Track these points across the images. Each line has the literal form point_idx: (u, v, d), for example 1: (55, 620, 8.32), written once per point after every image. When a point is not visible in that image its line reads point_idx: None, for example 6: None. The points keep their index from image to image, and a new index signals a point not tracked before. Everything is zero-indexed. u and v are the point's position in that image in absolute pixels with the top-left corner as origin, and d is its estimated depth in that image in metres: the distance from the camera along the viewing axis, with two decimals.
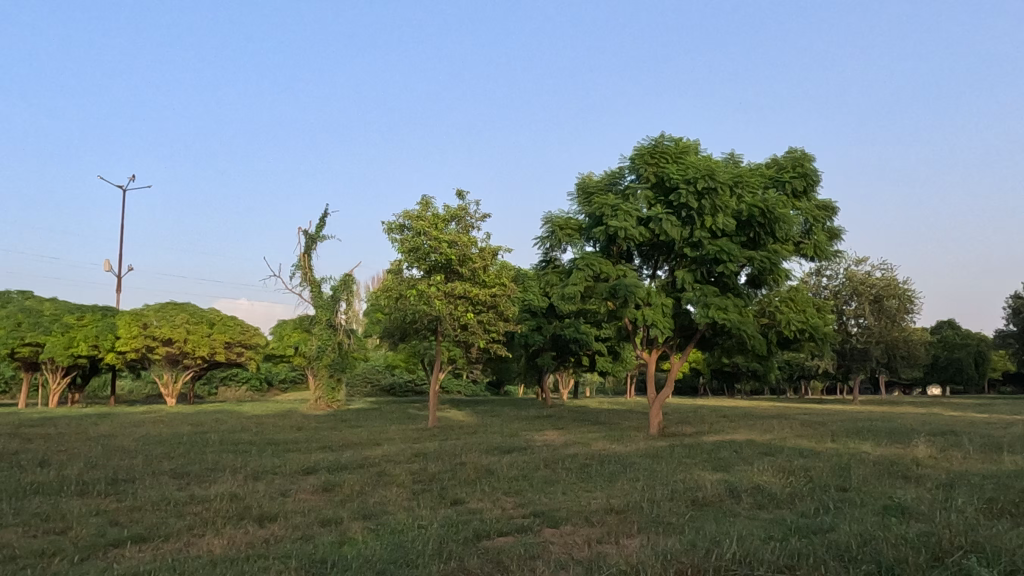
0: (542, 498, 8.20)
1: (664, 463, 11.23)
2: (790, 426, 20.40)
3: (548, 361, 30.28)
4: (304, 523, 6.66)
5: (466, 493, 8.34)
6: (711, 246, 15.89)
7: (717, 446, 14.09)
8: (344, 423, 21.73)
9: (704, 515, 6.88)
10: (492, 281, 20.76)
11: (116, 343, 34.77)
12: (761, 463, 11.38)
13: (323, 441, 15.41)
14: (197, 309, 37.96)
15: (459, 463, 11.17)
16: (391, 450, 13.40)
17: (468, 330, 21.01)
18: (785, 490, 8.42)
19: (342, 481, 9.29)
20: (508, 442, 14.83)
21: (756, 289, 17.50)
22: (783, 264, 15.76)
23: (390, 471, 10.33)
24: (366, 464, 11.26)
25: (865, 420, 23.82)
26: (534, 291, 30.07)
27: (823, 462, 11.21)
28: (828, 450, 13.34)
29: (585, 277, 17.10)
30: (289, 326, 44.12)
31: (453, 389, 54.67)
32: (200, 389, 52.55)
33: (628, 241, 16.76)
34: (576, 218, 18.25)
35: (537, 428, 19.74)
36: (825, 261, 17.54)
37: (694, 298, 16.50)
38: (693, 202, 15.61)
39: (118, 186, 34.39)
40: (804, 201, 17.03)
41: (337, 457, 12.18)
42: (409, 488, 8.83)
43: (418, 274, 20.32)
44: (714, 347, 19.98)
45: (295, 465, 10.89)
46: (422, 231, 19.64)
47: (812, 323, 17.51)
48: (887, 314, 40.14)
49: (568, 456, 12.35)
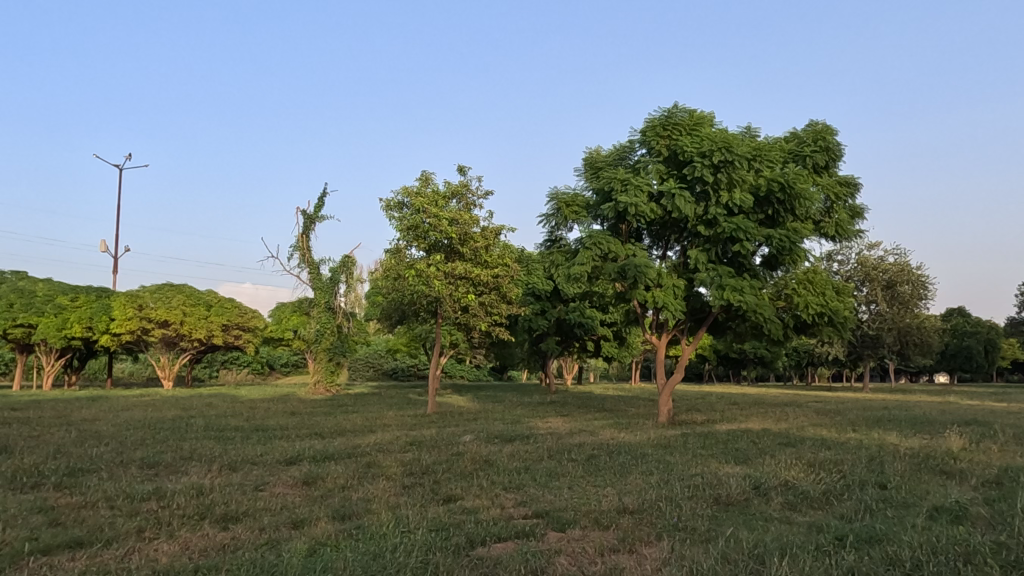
0: (546, 495, 7.32)
1: (677, 455, 10.39)
2: (806, 415, 19.50)
3: (552, 346, 29.37)
4: (274, 524, 5.80)
5: (461, 489, 7.47)
6: (727, 223, 14.93)
7: (733, 436, 13.20)
8: (340, 408, 20.91)
9: (734, 519, 6.00)
10: (494, 262, 19.83)
11: (111, 325, 33.98)
12: (783, 455, 10.51)
13: (315, 428, 14.57)
14: (194, 292, 37.15)
15: (456, 453, 10.31)
16: (384, 438, 12.55)
17: (469, 312, 20.12)
18: (818, 487, 7.55)
19: (326, 473, 8.44)
20: (510, 430, 13.98)
21: (774, 270, 16.53)
22: (804, 243, 14.79)
23: (381, 461, 9.47)
24: (356, 453, 10.40)
25: (881, 409, 22.95)
26: (538, 274, 29.10)
27: (851, 455, 10.33)
28: (853, 441, 12.47)
29: (593, 256, 16.19)
30: (287, 309, 43.44)
31: (456, 374, 53.92)
32: (201, 372, 51.77)
33: (638, 218, 15.81)
34: (583, 194, 17.30)
35: (541, 414, 18.91)
36: (847, 241, 16.55)
37: (707, 279, 15.57)
38: (708, 177, 14.65)
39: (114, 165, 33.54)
40: (825, 176, 16.04)
41: (326, 445, 11.34)
42: (399, 482, 7.95)
43: (418, 254, 19.41)
44: (727, 331, 19.06)
45: (279, 454, 10.05)
46: (422, 208, 18.73)
47: (832, 307, 16.56)
48: (900, 300, 39.17)
49: (574, 445, 11.51)
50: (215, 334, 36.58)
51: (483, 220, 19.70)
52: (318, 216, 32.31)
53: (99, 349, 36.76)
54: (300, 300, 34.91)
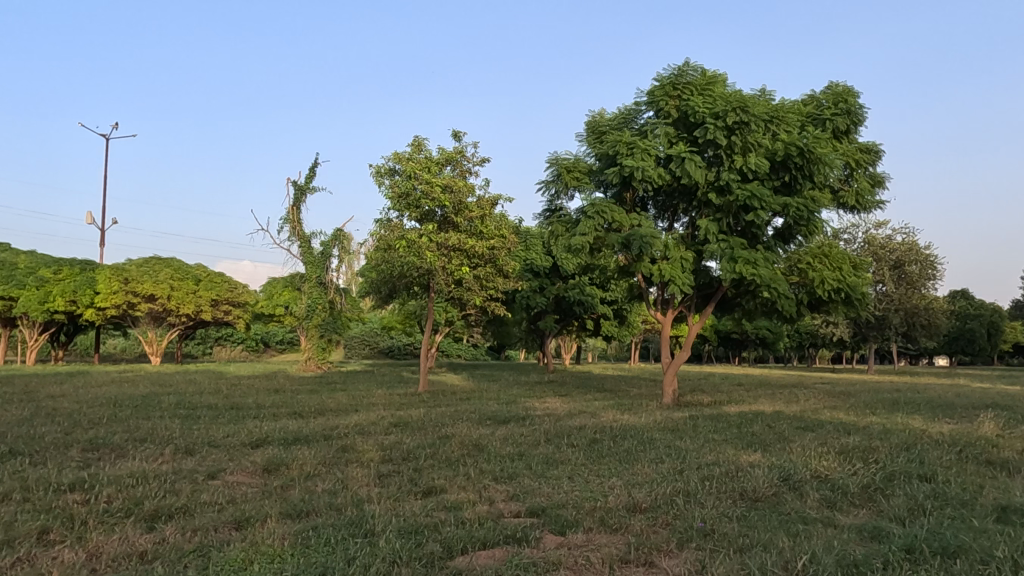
0: (543, 487, 6.28)
1: (687, 440, 9.39)
2: (816, 397, 18.51)
3: (550, 324, 28.37)
4: (213, 525, 4.76)
5: (445, 479, 6.47)
6: (740, 191, 13.86)
7: (745, 419, 12.19)
8: (328, 386, 19.93)
9: (769, 525, 4.97)
10: (491, 233, 18.70)
11: (95, 299, 32.80)
12: (805, 441, 9.50)
13: (295, 406, 13.59)
14: (183, 266, 36.10)
15: (444, 437, 9.30)
16: (368, 418, 11.56)
17: (463, 286, 19.04)
18: (856, 480, 6.53)
19: (292, 458, 7.42)
20: (505, 411, 13.01)
21: (788, 242, 15.46)
22: (823, 212, 13.71)
23: (359, 445, 8.46)
24: (333, 435, 9.41)
25: (893, 391, 21.96)
26: (536, 251, 27.98)
27: (881, 441, 9.32)
28: (877, 426, 11.50)
29: (595, 226, 15.15)
30: (278, 285, 42.44)
31: (453, 352, 53.08)
32: (194, 348, 50.95)
33: (644, 184, 14.76)
34: (585, 160, 16.21)
35: (538, 394, 17.93)
36: (868, 213, 15.42)
37: (718, 251, 14.50)
38: (722, 140, 13.57)
39: (101, 134, 32.37)
40: (845, 142, 14.92)
41: (302, 427, 10.34)
42: (374, 470, 6.94)
43: (409, 223, 18.31)
44: (735, 308, 18.01)
45: (246, 436, 9.03)
46: (414, 174, 17.64)
47: (849, 282, 15.49)
48: (907, 280, 38.15)
49: (574, 427, 10.51)
50: (204, 309, 35.55)
51: (479, 189, 18.62)
52: (309, 187, 31.15)
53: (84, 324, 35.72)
54: (292, 275, 33.85)
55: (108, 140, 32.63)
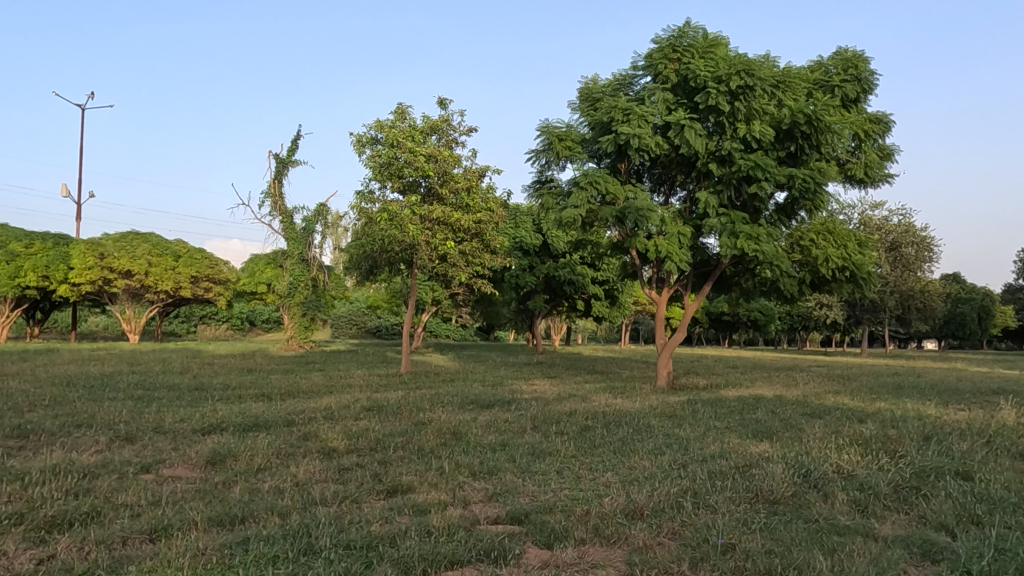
0: (527, 486, 5.45)
1: (688, 428, 8.58)
2: (815, 381, 17.76)
3: (540, 304, 27.51)
4: (121, 537, 3.87)
5: (414, 474, 5.61)
6: (743, 160, 12.98)
7: (746, 404, 11.41)
8: (307, 367, 19.02)
9: (797, 538, 4.14)
10: (478, 206, 17.74)
11: (70, 274, 31.71)
12: (815, 430, 8.71)
13: (265, 387, 12.72)
14: (162, 241, 34.99)
15: (422, 423, 8.45)
16: (341, 401, 10.69)
17: (448, 262, 18.08)
18: (883, 477, 5.72)
19: (244, 447, 6.53)
20: (490, 394, 12.17)
21: (791, 216, 14.58)
22: (831, 184, 12.82)
23: (325, 432, 7.59)
24: (299, 420, 8.53)
25: (892, 375, 21.26)
26: (526, 228, 27.04)
27: (898, 431, 8.53)
28: (888, 413, 10.76)
29: (588, 197, 14.24)
30: (260, 261, 41.38)
31: (441, 333, 52.27)
32: (177, 326, 49.98)
33: (641, 153, 13.83)
34: (577, 129, 15.24)
35: (526, 376, 17.09)
36: (876, 187, 14.54)
37: (718, 226, 13.61)
38: (725, 105, 12.65)
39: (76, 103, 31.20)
40: (854, 111, 14.01)
41: (268, 411, 9.46)
42: (335, 462, 6.07)
43: (392, 195, 17.35)
44: (733, 286, 17.16)
45: (201, 421, 8.13)
46: (397, 143, 16.70)
47: (855, 260, 14.65)
48: (903, 262, 37.39)
49: (564, 413, 9.69)
50: (183, 286, 34.54)
51: (466, 160, 17.72)
52: (292, 160, 30.03)
53: (59, 300, 34.67)
54: (274, 253, 32.83)
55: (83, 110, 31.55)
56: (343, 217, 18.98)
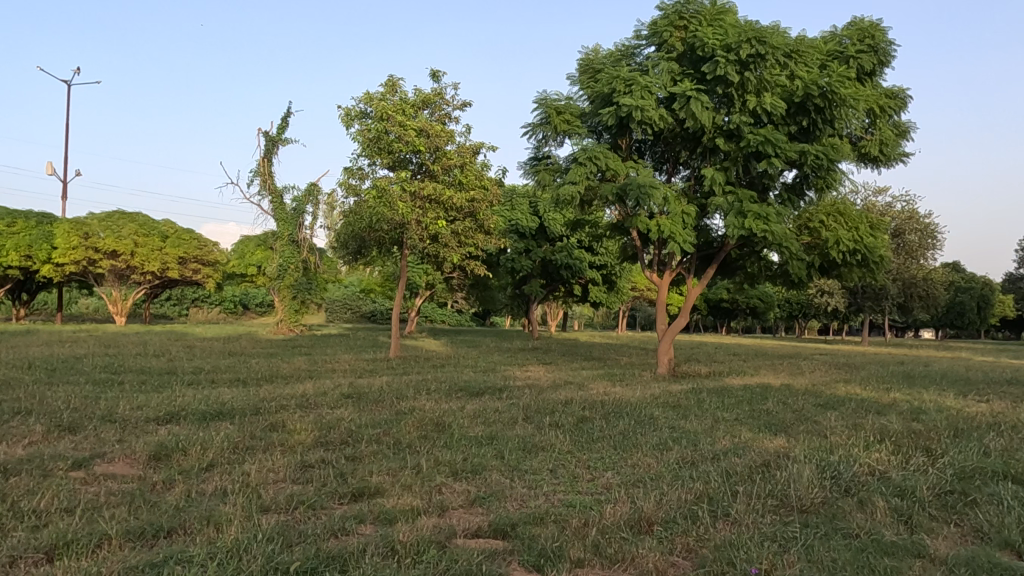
0: (516, 488, 4.73)
1: (694, 419, 7.87)
2: (820, 369, 17.07)
3: (536, 289, 26.75)
4: (9, 558, 3.13)
5: (384, 474, 4.88)
6: (753, 135, 12.19)
7: (753, 394, 10.69)
8: (293, 350, 18.27)
9: (840, 559, 3.42)
10: (472, 183, 16.92)
11: (53, 254, 30.92)
12: (832, 423, 8.01)
13: (242, 371, 11.98)
14: (149, 221, 34.11)
15: (405, 412, 7.74)
16: (321, 388, 9.96)
17: (439, 242, 17.28)
18: (923, 480, 5.00)
19: (198, 438, 5.79)
20: (480, 381, 11.45)
21: (801, 195, 13.81)
22: (845, 161, 12.03)
23: (294, 422, 6.86)
24: (269, 408, 7.81)
25: (899, 364, 20.57)
26: (522, 211, 26.21)
27: (923, 425, 7.82)
28: (905, 405, 10.08)
29: (586, 173, 13.46)
30: (250, 243, 40.57)
31: (436, 318, 51.57)
32: (169, 309, 49.19)
33: (643, 127, 13.04)
34: (577, 102, 14.43)
35: (520, 362, 16.37)
36: (890, 166, 13.76)
37: (725, 205, 12.84)
38: (734, 76, 11.84)
39: (62, 80, 30.29)
40: (870, 85, 13.21)
41: (239, 397, 8.73)
42: (299, 458, 5.34)
43: (381, 171, 16.57)
44: (737, 269, 16.42)
45: (159, 408, 7.39)
46: (387, 117, 15.89)
47: (867, 243, 13.91)
48: (906, 250, 36.53)
49: (558, 401, 8.98)
50: (171, 267, 33.74)
51: (460, 136, 16.94)
52: (281, 138, 29.12)
53: (44, 280, 33.95)
54: (265, 234, 32.01)
55: (69, 85, 30.65)
56: (330, 195, 18.14)
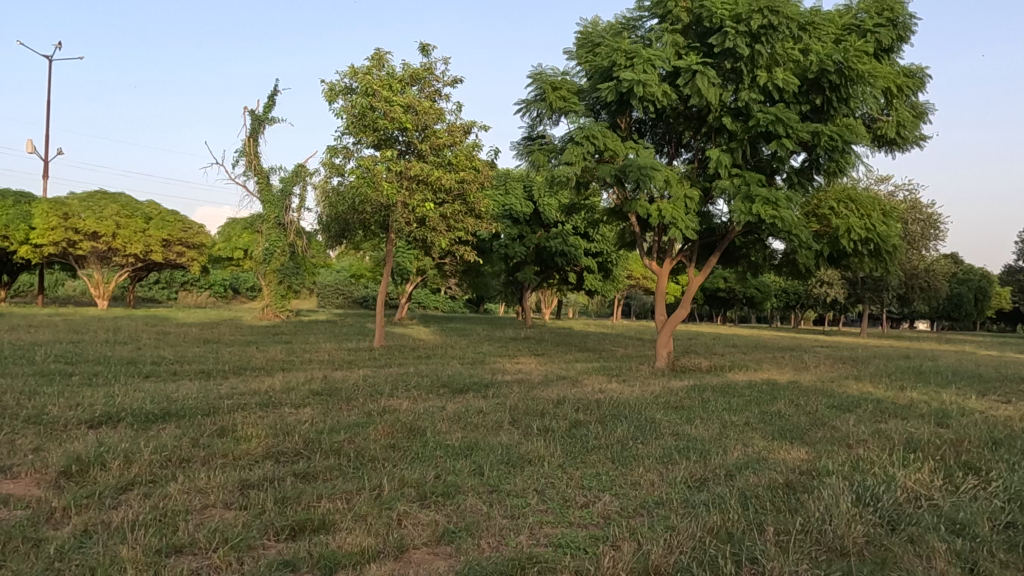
0: (495, 519, 3.92)
1: (700, 424, 7.10)
2: (825, 363, 16.32)
3: (530, 276, 25.91)
4: None
5: (335, 499, 4.05)
6: (763, 113, 11.34)
7: (761, 392, 9.93)
8: (275, 338, 17.43)
9: None
10: (462, 164, 16.04)
11: (32, 235, 29.96)
12: (852, 429, 7.26)
13: (210, 362, 11.12)
14: (132, 202, 33.12)
15: (378, 413, 6.91)
16: (290, 382, 9.12)
17: (427, 225, 16.41)
18: (981, 510, 4.19)
19: (128, 446, 4.96)
20: (466, 375, 10.63)
21: (812, 180, 12.98)
22: (861, 142, 11.16)
23: (248, 426, 6.01)
24: (225, 407, 6.98)
25: (904, 358, 19.87)
26: (516, 195, 25.33)
27: (953, 433, 7.04)
28: (925, 406, 9.32)
29: (583, 154, 12.59)
30: (237, 226, 39.62)
31: (429, 304, 50.82)
32: (158, 293, 48.22)
33: (645, 104, 12.18)
34: (574, 78, 13.56)
35: (510, 354, 15.60)
36: (906, 150, 12.90)
37: (731, 189, 12.00)
38: (744, 49, 10.95)
39: (43, 55, 29.25)
40: (887, 61, 12.34)
41: (196, 393, 7.90)
42: (240, 475, 4.50)
43: (366, 150, 15.69)
44: (741, 257, 15.60)
45: (97, 406, 6.55)
46: (372, 92, 15.01)
47: (880, 231, 13.09)
48: (908, 240, 35.18)
49: (550, 400, 8.20)
50: (155, 250, 32.80)
51: (450, 114, 16.06)
52: (268, 117, 28.12)
53: (24, 261, 33.04)
54: (251, 216, 31.05)
55: (49, 61, 29.56)
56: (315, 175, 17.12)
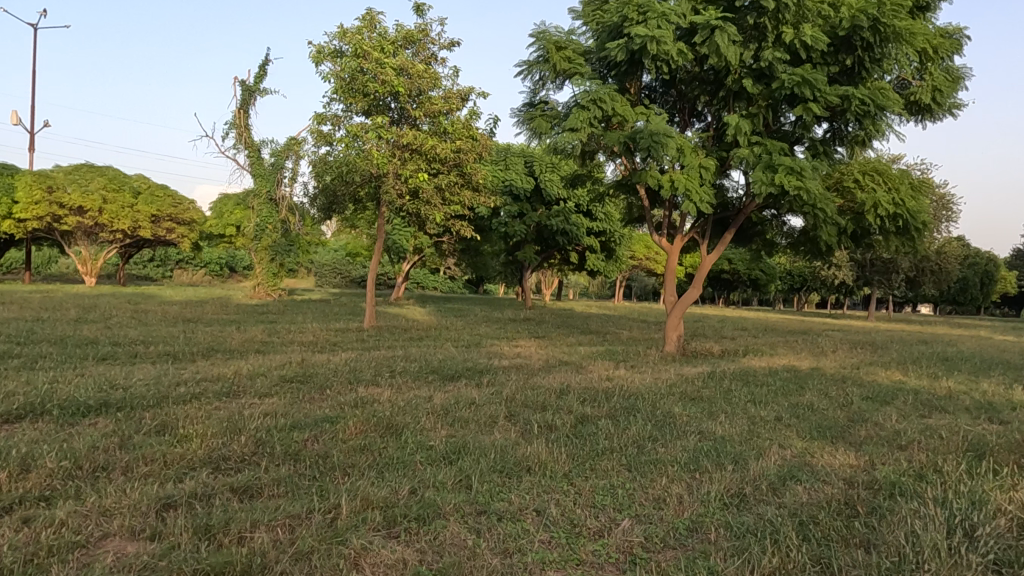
0: (483, 558, 2.97)
1: (725, 420, 6.18)
2: (844, 349, 15.36)
3: (530, 255, 24.92)
4: None
5: (271, 528, 3.11)
6: (788, 75, 10.29)
7: (785, 381, 9.00)
8: (261, 318, 16.49)
9: None
10: (459, 132, 15.01)
11: (15, 209, 28.92)
12: (900, 427, 6.33)
13: (180, 343, 10.20)
14: (120, 176, 32.12)
15: (353, 405, 5.95)
16: (261, 367, 8.17)
17: (420, 198, 15.40)
18: None
19: (32, 451, 4.02)
20: (460, 359, 9.73)
21: (836, 150, 11.96)
22: (896, 107, 10.12)
23: (194, 422, 5.06)
24: (178, 397, 6.05)
25: (923, 343, 18.93)
26: (516, 171, 24.26)
27: (1017, 433, 6.10)
28: (968, 399, 8.35)
29: (590, 118, 11.55)
30: (229, 202, 38.65)
31: (428, 284, 49.94)
32: (152, 271, 47.20)
33: (658, 64, 11.13)
34: (580, 36, 12.48)
35: (509, 335, 14.68)
36: (940, 119, 11.85)
37: (751, 158, 10.99)
38: (770, 1, 9.87)
39: (28, 24, 27.93)
40: (923, 20, 11.27)
41: (149, 379, 6.96)
42: (162, 492, 3.55)
43: (356, 117, 14.65)
44: (756, 234, 14.61)
45: (22, 395, 5.61)
46: (363, 54, 13.96)
47: (910, 206, 12.08)
48: None
49: (552, 389, 7.26)
50: (143, 226, 31.77)
51: (447, 79, 15.02)
52: (259, 88, 26.96)
53: (10, 237, 32.04)
54: (242, 192, 30.02)
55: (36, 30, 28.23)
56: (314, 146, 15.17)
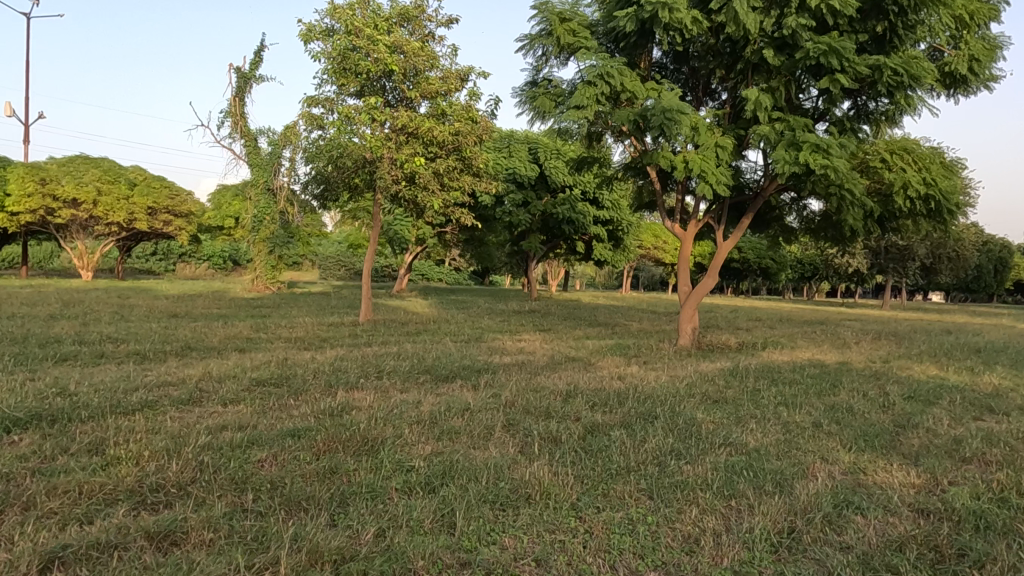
0: None
1: (757, 428, 5.37)
2: (867, 340, 14.51)
3: (535, 245, 24.14)
4: None
5: None
6: (814, 43, 9.40)
7: (813, 377, 8.19)
8: (252, 312, 15.77)
9: None
10: (457, 113, 14.17)
11: (8, 202, 28.17)
12: (955, 434, 5.50)
13: (153, 340, 9.45)
14: (115, 167, 31.40)
15: (329, 414, 5.17)
16: (235, 367, 7.39)
17: (417, 184, 14.58)
18: None
19: None
20: (457, 356, 8.96)
21: (863, 126, 11.07)
22: (932, 77, 9.25)
23: (134, 439, 4.28)
24: (125, 405, 5.26)
25: (947, 333, 18.03)
26: (520, 158, 23.42)
27: None
28: (1017, 397, 7.53)
29: (598, 94, 10.68)
30: (227, 193, 37.98)
31: (432, 276, 49.22)
32: (153, 264, 46.62)
33: (671, 34, 10.25)
34: (586, 7, 11.58)
35: (512, 329, 13.92)
36: (976, 92, 10.93)
37: (772, 135, 10.13)
38: None
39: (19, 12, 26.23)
40: None
41: (102, 383, 6.18)
42: (57, 541, 2.76)
43: (349, 98, 13.84)
44: (775, 218, 13.73)
45: None
46: (355, 32, 13.14)
47: (942, 187, 11.22)
48: None
49: (556, 391, 6.45)
50: (139, 218, 31.07)
51: (445, 59, 14.17)
52: (255, 75, 26.13)
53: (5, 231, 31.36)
54: (239, 182, 29.27)
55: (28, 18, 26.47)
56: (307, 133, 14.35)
